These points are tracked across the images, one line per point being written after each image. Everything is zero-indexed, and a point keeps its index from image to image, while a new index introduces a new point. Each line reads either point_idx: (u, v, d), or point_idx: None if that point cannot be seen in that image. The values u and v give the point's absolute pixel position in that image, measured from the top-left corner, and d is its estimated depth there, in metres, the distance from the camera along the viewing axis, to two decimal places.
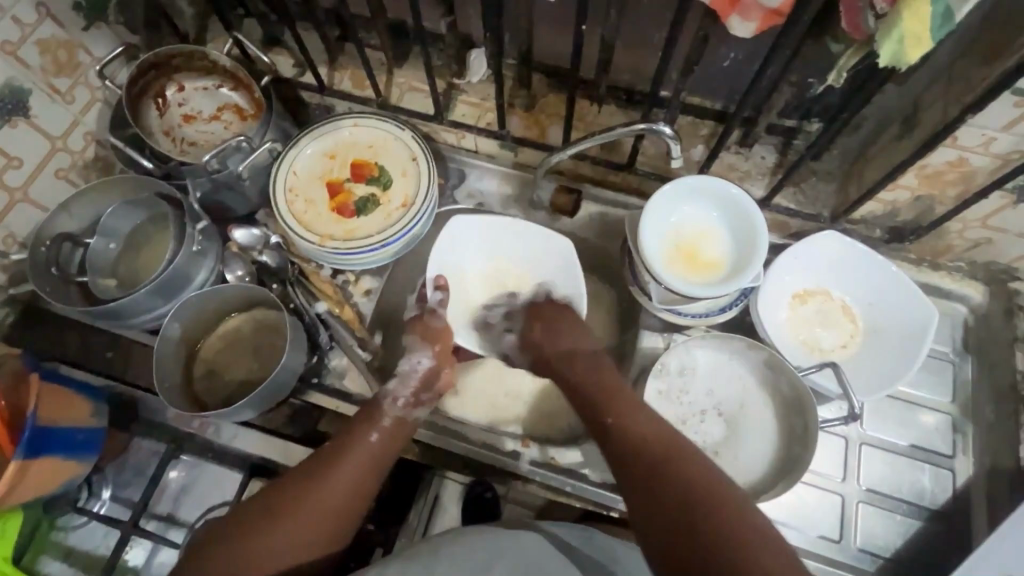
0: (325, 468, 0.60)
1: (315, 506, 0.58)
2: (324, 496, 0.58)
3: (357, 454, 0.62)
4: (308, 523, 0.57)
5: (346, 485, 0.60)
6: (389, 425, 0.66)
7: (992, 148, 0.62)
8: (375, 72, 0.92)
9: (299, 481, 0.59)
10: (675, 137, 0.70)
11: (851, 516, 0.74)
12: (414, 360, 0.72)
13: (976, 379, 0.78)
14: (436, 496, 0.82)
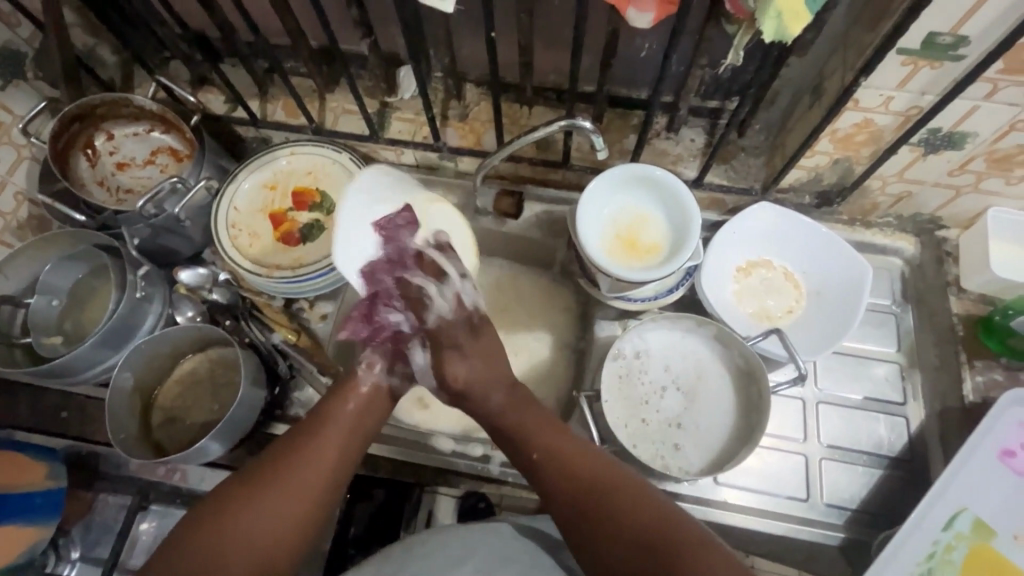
0: (303, 442, 0.60)
1: (300, 479, 0.58)
2: (302, 472, 0.58)
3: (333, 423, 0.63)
4: (292, 499, 0.57)
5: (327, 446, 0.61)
6: (365, 398, 0.66)
7: (892, 106, 0.65)
8: (308, 100, 0.93)
9: (275, 459, 0.59)
10: (596, 130, 0.72)
11: (817, 473, 0.76)
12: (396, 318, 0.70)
13: (917, 327, 0.82)
14: (430, 511, 0.82)
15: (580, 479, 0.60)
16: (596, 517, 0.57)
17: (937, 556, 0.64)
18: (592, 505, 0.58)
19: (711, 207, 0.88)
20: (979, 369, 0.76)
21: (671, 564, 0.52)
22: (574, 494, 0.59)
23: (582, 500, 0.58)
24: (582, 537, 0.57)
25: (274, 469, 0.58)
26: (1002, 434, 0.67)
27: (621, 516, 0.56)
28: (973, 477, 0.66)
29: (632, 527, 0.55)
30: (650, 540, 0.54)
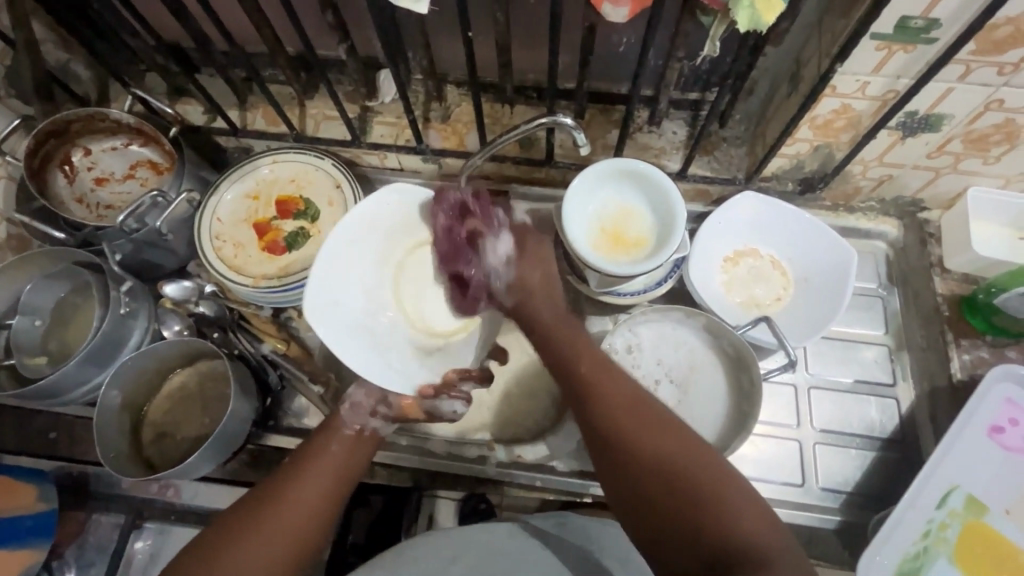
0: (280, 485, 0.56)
1: (275, 526, 0.53)
2: (275, 521, 0.53)
3: (316, 462, 0.58)
4: (264, 550, 0.52)
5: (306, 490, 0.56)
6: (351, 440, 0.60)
7: (869, 91, 0.66)
8: (288, 107, 0.92)
9: (249, 506, 0.55)
10: (578, 126, 0.72)
11: (812, 458, 0.76)
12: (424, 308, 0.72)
13: (904, 309, 0.83)
14: (430, 515, 0.83)
15: (615, 390, 0.56)
16: (624, 426, 0.53)
17: (932, 534, 0.65)
18: (622, 416, 0.54)
19: (696, 198, 0.88)
20: (965, 348, 0.77)
21: (692, 497, 0.48)
22: (606, 402, 0.55)
23: (615, 407, 0.55)
24: (609, 457, 0.53)
25: (247, 519, 0.53)
26: (991, 410, 0.68)
27: (650, 438, 0.52)
28: (964, 454, 0.67)
29: (659, 445, 0.51)
30: (669, 468, 0.50)
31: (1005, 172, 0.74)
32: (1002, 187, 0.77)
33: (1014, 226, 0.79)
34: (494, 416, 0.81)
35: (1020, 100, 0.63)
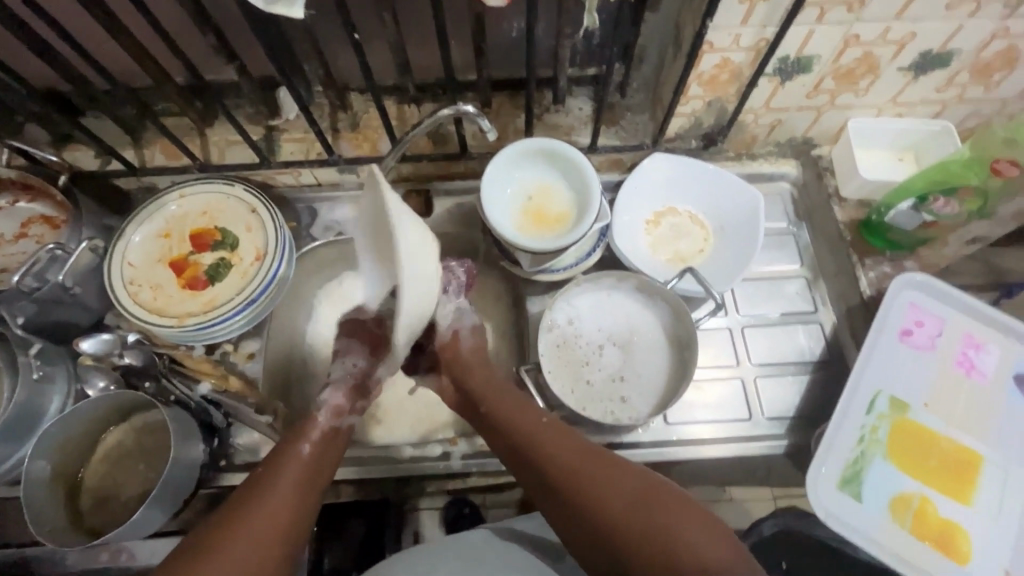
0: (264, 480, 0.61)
1: (259, 520, 0.56)
2: (269, 507, 0.58)
3: (293, 465, 0.62)
4: (264, 535, 0.56)
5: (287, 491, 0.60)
6: (321, 437, 0.66)
7: (742, 43, 0.70)
8: (188, 139, 0.89)
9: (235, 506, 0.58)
10: (481, 113, 0.73)
11: (755, 393, 0.81)
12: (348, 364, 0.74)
13: (813, 240, 0.89)
14: (415, 533, 0.86)
15: (570, 455, 0.62)
16: (576, 488, 0.59)
17: (866, 438, 0.70)
18: (577, 477, 0.60)
19: (612, 168, 0.92)
20: (870, 266, 0.84)
21: (657, 537, 0.54)
22: (568, 466, 0.61)
23: (573, 472, 0.60)
24: (580, 513, 0.58)
25: (233, 516, 0.57)
26: (898, 316, 0.76)
27: (617, 485, 0.59)
28: (881, 360, 0.74)
29: (612, 494, 0.58)
30: (637, 507, 0.56)
31: (876, 102, 0.82)
32: (877, 115, 0.85)
33: (895, 148, 0.86)
34: (453, 411, 0.81)
35: (872, 33, 0.69)
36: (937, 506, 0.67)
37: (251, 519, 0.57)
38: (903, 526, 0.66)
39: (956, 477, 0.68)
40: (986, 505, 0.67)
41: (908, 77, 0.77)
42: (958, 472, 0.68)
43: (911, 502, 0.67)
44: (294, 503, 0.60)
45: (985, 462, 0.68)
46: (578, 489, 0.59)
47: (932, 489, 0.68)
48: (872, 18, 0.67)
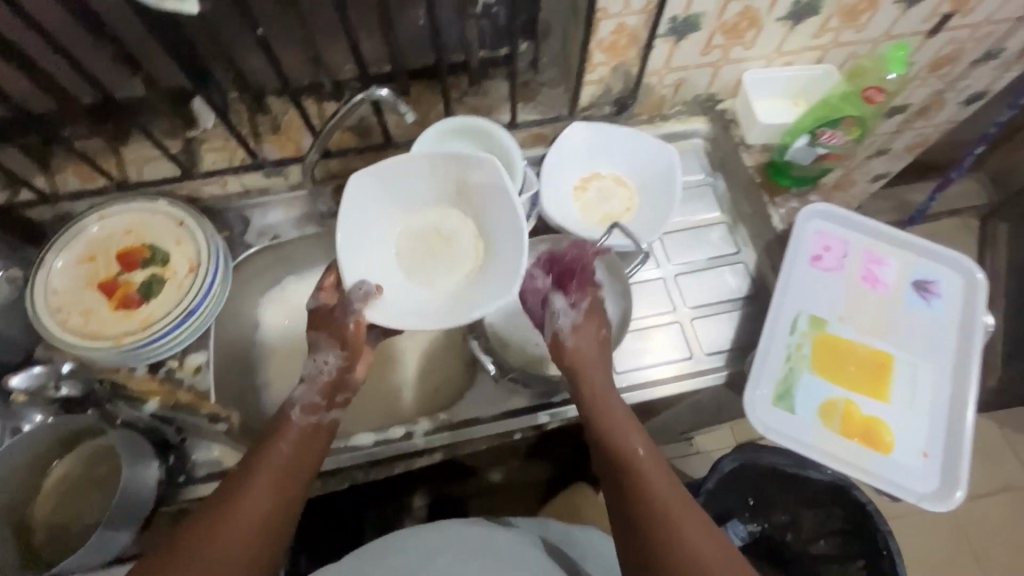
0: (248, 478, 0.58)
1: (234, 527, 0.54)
2: (244, 509, 0.56)
3: (268, 462, 0.60)
4: (238, 538, 0.54)
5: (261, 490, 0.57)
6: (301, 433, 0.64)
7: (634, 7, 0.74)
8: (100, 159, 0.85)
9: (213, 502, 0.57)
10: (395, 96, 0.76)
11: (694, 333, 0.86)
12: (321, 360, 0.71)
13: (728, 188, 0.96)
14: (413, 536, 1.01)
15: (665, 490, 0.60)
16: (662, 522, 0.57)
17: (794, 355, 0.76)
18: (657, 512, 0.58)
19: (535, 141, 0.96)
20: (779, 204, 0.91)
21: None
22: (662, 502, 0.59)
23: (668, 512, 0.58)
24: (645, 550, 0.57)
25: (212, 514, 0.55)
26: (808, 244, 0.84)
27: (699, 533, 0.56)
28: (798, 284, 0.81)
29: (702, 535, 0.56)
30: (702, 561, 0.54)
31: (764, 53, 0.89)
32: (767, 66, 0.92)
33: (787, 95, 0.94)
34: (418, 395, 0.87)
35: None
36: (861, 406, 0.73)
37: (231, 520, 0.55)
38: (833, 429, 0.72)
39: (873, 378, 0.75)
40: (901, 399, 0.74)
41: (786, 27, 0.84)
42: (875, 373, 0.75)
43: (838, 406, 0.73)
44: (272, 504, 0.57)
45: (896, 361, 0.76)
46: (652, 520, 0.57)
47: (857, 392, 0.74)
48: None
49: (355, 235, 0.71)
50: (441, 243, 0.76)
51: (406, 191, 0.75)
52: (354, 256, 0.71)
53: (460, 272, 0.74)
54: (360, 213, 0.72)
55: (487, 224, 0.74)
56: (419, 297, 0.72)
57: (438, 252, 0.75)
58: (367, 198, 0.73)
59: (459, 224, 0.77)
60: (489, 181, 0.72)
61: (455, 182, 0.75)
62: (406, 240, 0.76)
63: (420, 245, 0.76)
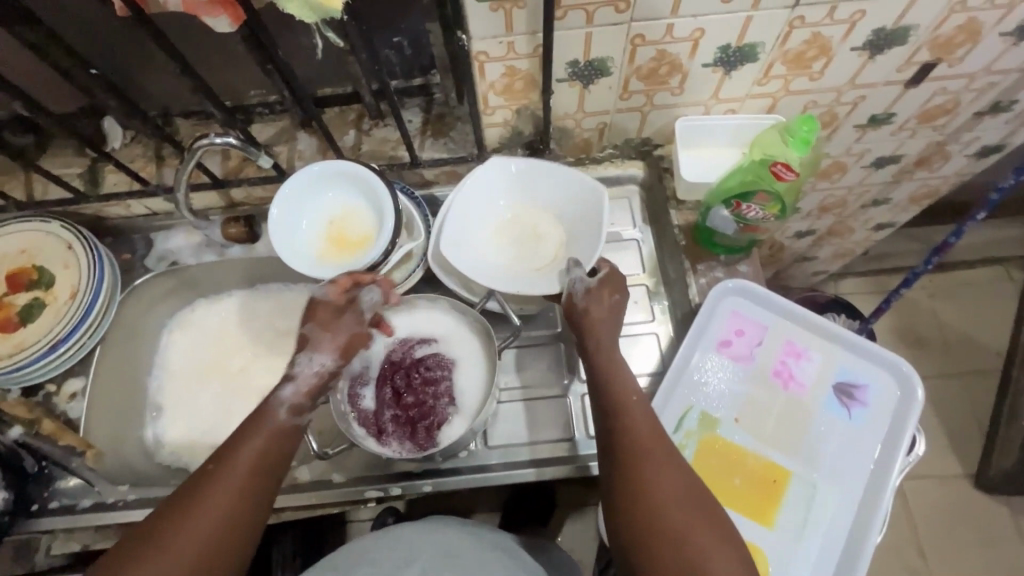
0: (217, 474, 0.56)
1: (190, 527, 0.53)
2: (203, 511, 0.54)
3: (244, 459, 0.58)
4: (198, 538, 0.53)
5: (228, 492, 0.55)
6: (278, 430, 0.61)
7: (519, 50, 0.66)
8: (13, 176, 0.87)
9: (169, 511, 0.55)
10: (245, 142, 0.71)
11: (582, 409, 0.78)
12: (314, 361, 0.66)
13: (656, 246, 0.86)
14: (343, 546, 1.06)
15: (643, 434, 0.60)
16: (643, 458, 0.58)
17: None
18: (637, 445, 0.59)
19: (449, 179, 0.89)
20: (702, 272, 0.81)
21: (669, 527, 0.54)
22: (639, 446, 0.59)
23: (636, 453, 0.58)
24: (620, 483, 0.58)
25: (173, 511, 0.54)
26: (718, 327, 0.73)
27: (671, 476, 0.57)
28: (695, 374, 0.71)
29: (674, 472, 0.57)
30: (670, 495, 0.55)
31: (698, 100, 0.78)
32: (707, 113, 0.81)
33: (734, 145, 0.82)
34: None
35: (657, 31, 0.65)
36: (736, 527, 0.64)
37: (189, 520, 0.54)
38: None
39: (759, 496, 0.65)
40: (789, 524, 0.64)
41: (720, 73, 0.73)
42: (763, 490, 0.65)
43: None
44: (236, 503, 0.56)
45: (792, 479, 0.65)
46: (632, 455, 0.58)
47: (735, 509, 0.65)
48: (648, 17, 0.63)
49: (480, 199, 0.80)
50: (525, 240, 0.81)
51: (523, 186, 0.82)
52: (457, 219, 0.78)
53: (529, 264, 0.79)
54: (484, 189, 0.81)
55: (574, 237, 0.79)
56: (481, 264, 0.77)
57: (524, 242, 0.81)
58: (501, 179, 0.81)
59: (554, 226, 0.81)
60: (590, 210, 0.79)
61: (549, 197, 0.81)
62: (513, 224, 0.82)
63: (513, 227, 0.82)
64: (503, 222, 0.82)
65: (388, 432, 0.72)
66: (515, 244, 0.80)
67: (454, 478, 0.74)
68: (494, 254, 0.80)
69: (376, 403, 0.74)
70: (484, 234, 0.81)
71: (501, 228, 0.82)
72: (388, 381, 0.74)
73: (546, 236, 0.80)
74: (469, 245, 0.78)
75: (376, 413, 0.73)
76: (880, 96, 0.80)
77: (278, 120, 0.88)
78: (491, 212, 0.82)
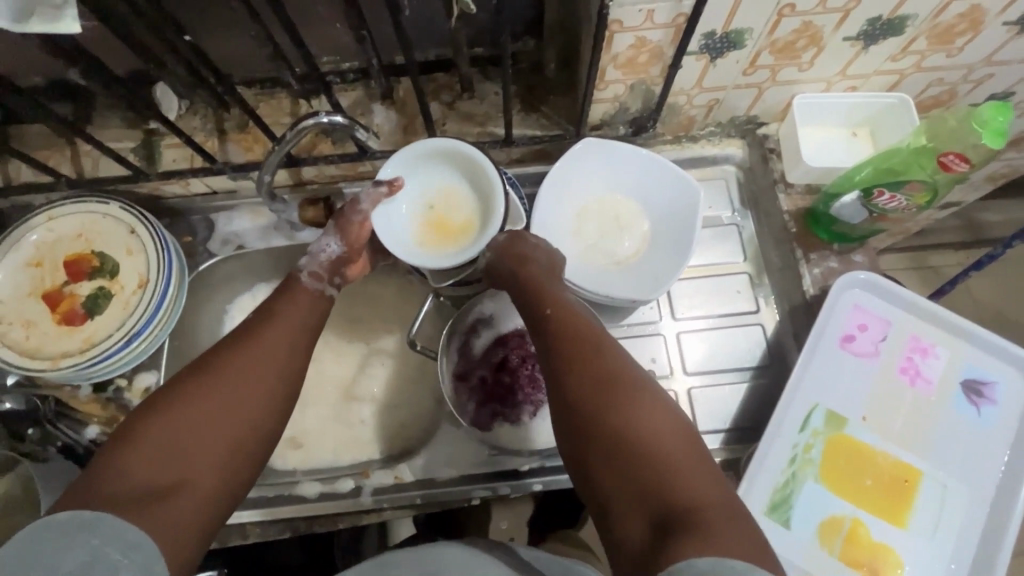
0: (229, 357, 0.54)
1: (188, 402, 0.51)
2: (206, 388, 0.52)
3: (254, 342, 0.56)
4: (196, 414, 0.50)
5: (231, 372, 0.53)
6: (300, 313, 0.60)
7: (657, 20, 0.59)
8: (59, 150, 0.79)
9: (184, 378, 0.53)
10: (352, 122, 0.65)
11: (688, 403, 0.76)
12: (322, 244, 0.66)
13: (759, 232, 0.81)
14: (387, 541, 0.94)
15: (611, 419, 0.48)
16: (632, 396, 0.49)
17: (798, 458, 0.65)
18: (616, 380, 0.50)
19: (537, 158, 0.83)
20: (815, 262, 0.78)
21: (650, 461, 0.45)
22: (626, 427, 0.47)
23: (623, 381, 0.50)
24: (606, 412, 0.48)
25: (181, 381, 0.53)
26: (840, 321, 0.70)
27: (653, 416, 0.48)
28: (819, 368, 0.68)
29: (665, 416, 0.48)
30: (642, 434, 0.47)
31: (823, 76, 0.72)
32: (826, 90, 0.75)
33: (848, 123, 0.77)
34: (382, 433, 0.79)
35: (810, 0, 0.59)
36: (869, 529, 0.63)
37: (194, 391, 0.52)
38: (832, 553, 0.62)
39: (890, 496, 0.64)
40: (919, 525, 0.63)
41: (857, 48, 0.67)
42: (895, 491, 0.64)
43: (842, 526, 0.63)
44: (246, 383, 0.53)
45: (923, 479, 0.64)
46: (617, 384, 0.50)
47: (866, 511, 0.63)
48: None
49: (569, 181, 0.76)
50: (614, 228, 0.77)
51: (613, 169, 0.77)
52: (549, 203, 0.75)
53: (614, 256, 0.76)
54: (574, 172, 0.76)
55: (664, 232, 0.76)
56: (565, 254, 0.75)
57: (609, 232, 0.77)
58: (591, 162, 0.76)
59: (642, 215, 0.77)
60: (682, 205, 0.75)
61: (642, 185, 0.77)
62: (602, 208, 0.78)
63: (597, 216, 0.78)
64: (594, 205, 0.78)
65: (471, 383, 0.73)
66: (606, 231, 0.77)
67: (567, 475, 0.73)
68: (580, 241, 0.76)
69: (483, 353, 0.73)
70: (572, 218, 0.77)
71: (592, 210, 0.78)
72: (503, 348, 0.73)
73: (637, 225, 0.77)
74: (558, 234, 0.76)
75: (475, 359, 0.73)
76: (1009, 74, 0.75)
77: (350, 90, 0.79)
78: (584, 193, 0.78)
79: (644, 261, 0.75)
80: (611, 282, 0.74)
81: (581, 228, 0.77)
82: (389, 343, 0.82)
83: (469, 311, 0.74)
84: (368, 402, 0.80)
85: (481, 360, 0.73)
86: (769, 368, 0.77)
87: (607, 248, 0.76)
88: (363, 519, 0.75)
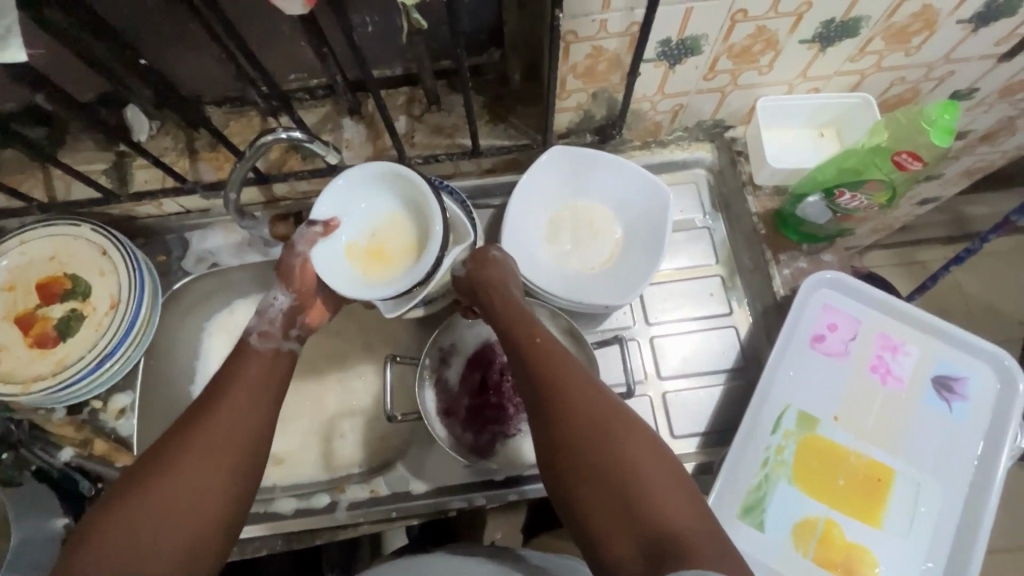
0: (198, 430, 0.53)
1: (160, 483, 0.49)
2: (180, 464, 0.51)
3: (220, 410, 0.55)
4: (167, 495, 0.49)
5: (202, 445, 0.52)
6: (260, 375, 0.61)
7: (611, 29, 0.60)
8: (31, 174, 0.79)
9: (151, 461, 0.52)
10: (311, 136, 0.64)
11: (664, 407, 0.76)
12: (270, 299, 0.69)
13: (730, 234, 0.82)
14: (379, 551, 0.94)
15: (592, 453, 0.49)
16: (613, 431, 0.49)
17: (771, 460, 0.65)
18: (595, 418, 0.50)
19: (506, 167, 0.83)
20: (785, 263, 0.79)
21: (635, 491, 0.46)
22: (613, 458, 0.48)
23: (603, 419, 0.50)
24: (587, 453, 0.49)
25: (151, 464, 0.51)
26: (811, 320, 0.70)
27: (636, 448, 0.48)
28: (791, 370, 0.68)
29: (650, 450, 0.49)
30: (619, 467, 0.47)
31: (783, 78, 0.73)
32: (789, 92, 0.76)
33: (812, 124, 0.78)
34: (360, 446, 0.79)
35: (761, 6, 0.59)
36: (844, 530, 0.62)
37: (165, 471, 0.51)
38: (807, 555, 0.62)
39: (862, 496, 0.64)
40: (895, 525, 0.63)
41: (814, 50, 0.68)
42: (868, 490, 0.64)
43: (816, 527, 0.63)
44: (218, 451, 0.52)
45: (897, 479, 0.64)
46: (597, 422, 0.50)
47: (841, 512, 0.63)
48: None
49: (540, 189, 0.77)
50: (587, 235, 0.77)
51: (583, 176, 0.77)
52: (521, 213, 0.75)
53: (588, 263, 0.76)
54: (545, 180, 0.77)
55: (635, 238, 0.76)
56: (541, 264, 0.75)
57: (584, 239, 0.77)
58: (561, 170, 0.77)
59: (613, 222, 0.78)
60: (650, 211, 0.75)
61: (611, 192, 0.77)
62: (574, 216, 0.78)
63: (571, 224, 0.78)
64: (567, 212, 0.79)
65: (455, 416, 0.73)
66: (579, 238, 0.77)
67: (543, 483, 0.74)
68: (555, 249, 0.77)
69: (459, 383, 0.74)
70: (545, 226, 0.78)
71: (564, 217, 0.78)
72: (478, 372, 0.74)
73: (609, 232, 0.77)
74: (532, 243, 0.76)
75: (454, 391, 0.74)
76: (970, 70, 0.75)
77: (319, 106, 0.80)
78: (556, 201, 0.79)
79: (618, 267, 0.76)
80: (586, 288, 0.75)
81: (554, 236, 0.77)
82: (364, 357, 0.82)
83: (435, 342, 0.75)
84: (345, 415, 0.80)
85: (461, 390, 0.74)
86: (744, 369, 0.77)
87: (580, 255, 0.77)
88: (340, 533, 0.75)
